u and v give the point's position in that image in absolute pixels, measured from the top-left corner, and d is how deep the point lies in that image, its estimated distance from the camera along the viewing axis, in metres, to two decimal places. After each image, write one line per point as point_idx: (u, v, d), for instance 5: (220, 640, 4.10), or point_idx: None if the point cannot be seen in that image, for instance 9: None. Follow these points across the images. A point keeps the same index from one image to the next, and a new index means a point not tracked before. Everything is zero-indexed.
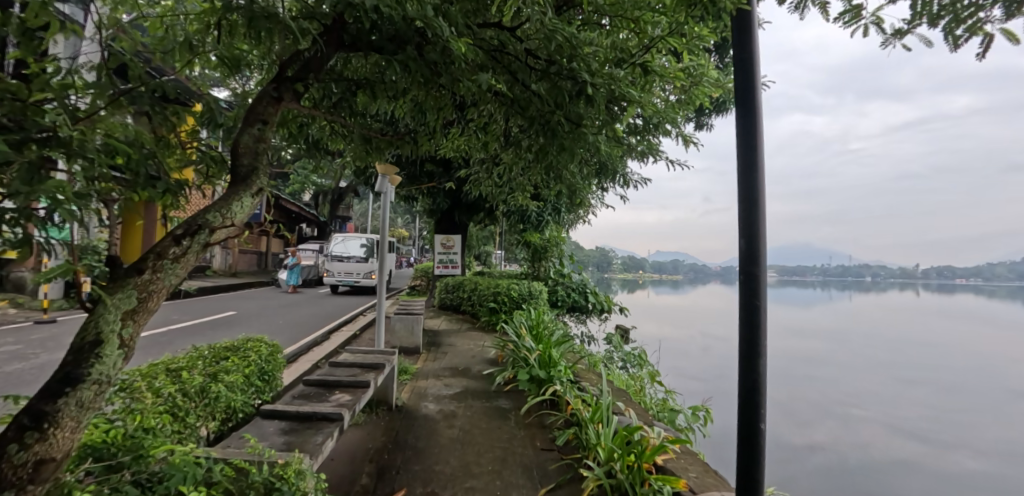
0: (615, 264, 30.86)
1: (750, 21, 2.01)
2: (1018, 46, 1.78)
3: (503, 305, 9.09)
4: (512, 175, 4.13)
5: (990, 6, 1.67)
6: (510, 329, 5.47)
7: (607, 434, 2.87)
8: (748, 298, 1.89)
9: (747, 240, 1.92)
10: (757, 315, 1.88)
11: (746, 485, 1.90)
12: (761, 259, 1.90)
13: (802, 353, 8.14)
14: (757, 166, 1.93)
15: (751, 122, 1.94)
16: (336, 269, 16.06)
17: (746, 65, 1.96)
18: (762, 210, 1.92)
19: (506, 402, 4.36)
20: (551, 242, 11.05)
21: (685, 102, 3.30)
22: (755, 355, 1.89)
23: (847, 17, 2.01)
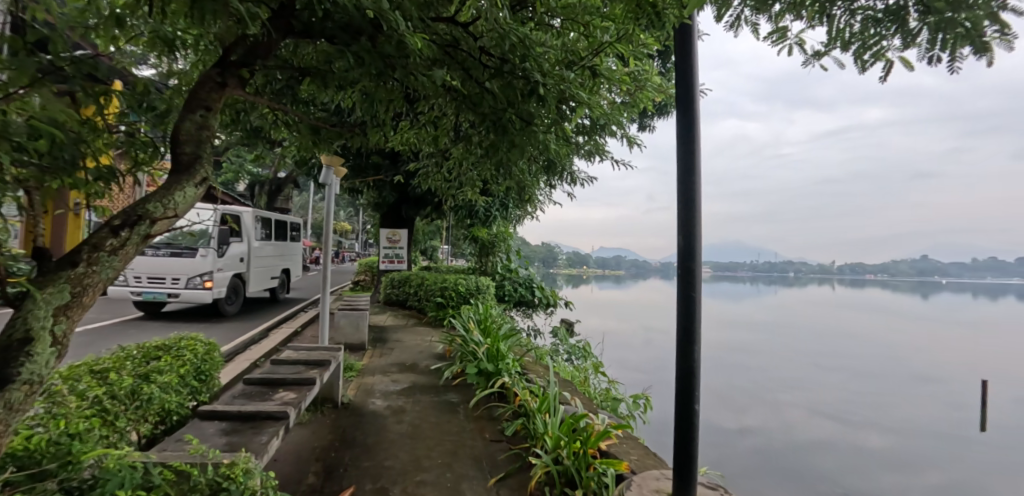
0: (561, 260, 31.55)
1: (691, 32, 2.12)
2: (913, 72, 1.95)
3: (450, 301, 9.00)
4: (462, 170, 4.15)
5: (891, 35, 1.80)
6: (458, 324, 5.47)
7: (554, 423, 2.95)
8: (686, 292, 2.03)
9: (685, 237, 2.06)
10: (694, 307, 2.02)
11: (682, 469, 2.04)
12: (698, 255, 2.04)
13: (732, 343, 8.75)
14: (696, 170, 2.06)
15: (691, 125, 2.07)
16: (134, 268, 8.51)
17: (686, 72, 2.09)
18: (699, 209, 2.06)
19: (455, 396, 4.38)
20: (499, 237, 11.09)
21: (629, 104, 3.44)
22: (692, 344, 2.02)
23: (774, 36, 2.16)
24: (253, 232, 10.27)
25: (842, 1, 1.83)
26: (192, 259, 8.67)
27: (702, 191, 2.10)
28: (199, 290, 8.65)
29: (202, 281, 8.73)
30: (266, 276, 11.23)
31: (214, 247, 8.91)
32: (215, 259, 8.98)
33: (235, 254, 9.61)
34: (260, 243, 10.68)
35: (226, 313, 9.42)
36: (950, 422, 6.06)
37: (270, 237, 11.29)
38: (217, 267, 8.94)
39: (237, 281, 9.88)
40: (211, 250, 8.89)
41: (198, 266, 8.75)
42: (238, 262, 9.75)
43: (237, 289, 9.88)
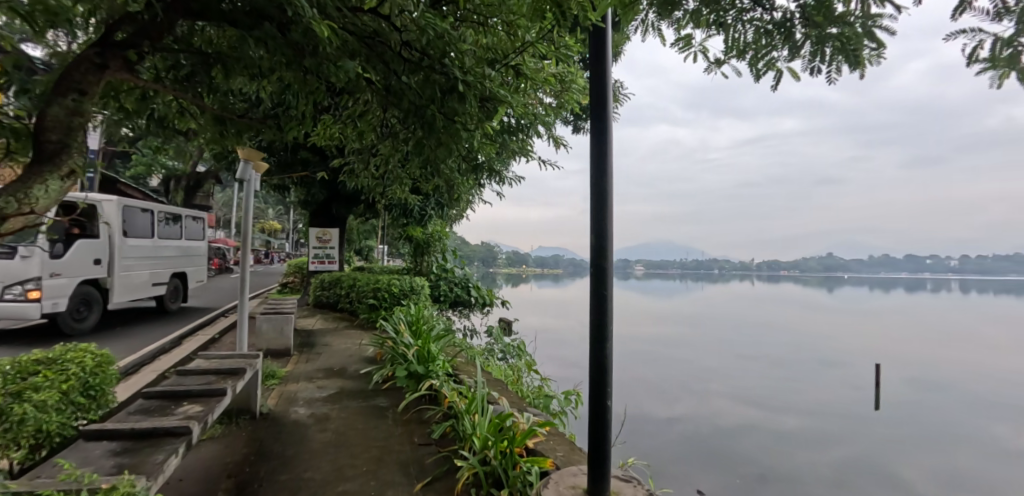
0: (500, 259, 31.68)
1: (605, 39, 2.10)
2: (798, 83, 2.15)
3: (383, 302, 8.74)
4: (390, 167, 4.03)
5: (780, 47, 1.97)
6: (388, 326, 5.31)
7: (482, 424, 2.92)
8: (597, 290, 2.06)
9: (598, 236, 2.10)
10: (606, 304, 2.06)
11: (595, 466, 2.08)
12: (609, 253, 2.08)
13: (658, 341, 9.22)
14: (608, 172, 2.11)
15: (604, 128, 2.10)
16: None
17: (599, 76, 2.10)
18: (612, 208, 2.11)
19: (384, 401, 4.24)
20: (434, 237, 10.89)
21: (558, 106, 3.48)
22: (604, 340, 2.07)
23: (680, 44, 2.29)
24: (118, 229, 8.41)
25: (735, 12, 1.92)
26: (10, 263, 6.86)
27: (615, 192, 2.14)
28: (18, 302, 6.82)
29: (24, 291, 6.91)
30: (145, 282, 9.37)
31: (42, 246, 7.08)
32: (46, 261, 7.15)
33: (86, 255, 7.77)
34: (132, 242, 8.82)
35: (71, 329, 7.59)
36: None
37: (150, 235, 9.41)
38: (47, 273, 7.10)
39: (93, 289, 8.05)
40: (39, 250, 7.07)
41: (19, 272, 6.91)
42: (92, 265, 7.93)
43: (92, 300, 8.02)
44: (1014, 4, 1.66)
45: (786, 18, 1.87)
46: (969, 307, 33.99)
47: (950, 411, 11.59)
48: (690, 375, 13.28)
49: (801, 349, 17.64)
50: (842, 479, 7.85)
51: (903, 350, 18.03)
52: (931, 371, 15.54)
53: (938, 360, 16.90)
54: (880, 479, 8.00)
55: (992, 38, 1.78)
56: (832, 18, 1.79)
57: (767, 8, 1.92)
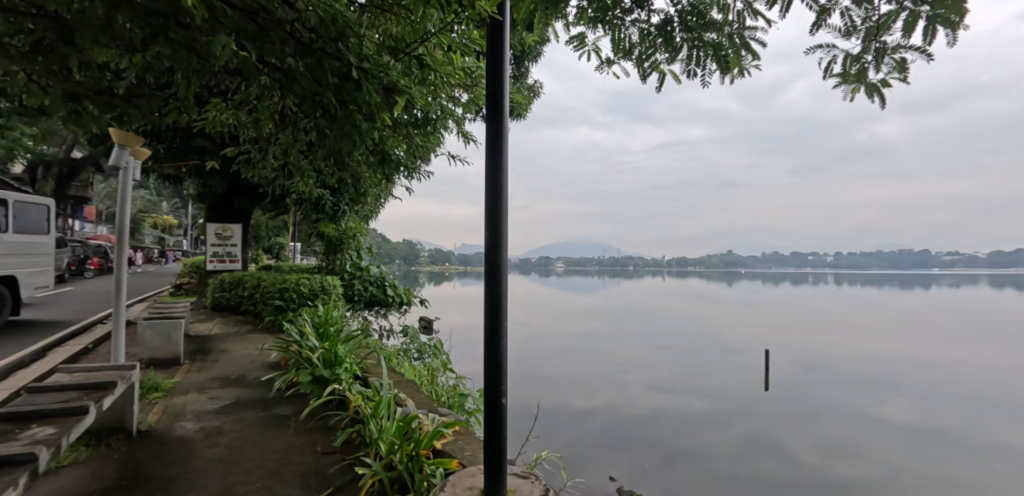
0: (422, 257, 31.13)
1: (502, 32, 2.04)
2: (679, 84, 2.33)
3: (290, 303, 8.20)
4: (292, 158, 3.80)
5: (660, 51, 2.16)
6: (292, 328, 4.98)
7: (387, 427, 2.81)
8: (492, 286, 2.03)
9: (491, 232, 2.05)
10: (500, 301, 2.04)
11: (492, 464, 2.06)
12: (503, 249, 2.04)
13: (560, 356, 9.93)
14: (503, 167, 2.05)
15: (499, 124, 2.03)
16: None
17: (495, 69, 2.04)
18: (507, 204, 2.06)
19: (286, 409, 3.97)
20: (348, 234, 10.39)
21: (468, 101, 3.45)
22: (497, 336, 2.04)
23: (574, 41, 2.44)
24: None
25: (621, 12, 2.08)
26: None
27: (511, 186, 2.10)
28: None
29: None
30: None
31: None
32: None
33: None
34: None
35: None
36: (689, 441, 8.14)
37: None
38: None
39: None
40: None
41: None
42: None
43: None
44: (859, 23, 1.89)
45: (665, 21, 2.07)
46: (840, 297, 38.73)
47: (825, 390, 13.10)
48: (605, 368, 13.87)
49: (704, 339, 19.08)
50: (735, 454, 8.59)
51: (788, 337, 20.12)
52: (811, 354, 17.47)
53: (816, 345, 19.04)
54: (770, 452, 8.83)
55: (842, 54, 1.99)
56: (704, 24, 2.00)
57: (648, 11, 2.10)
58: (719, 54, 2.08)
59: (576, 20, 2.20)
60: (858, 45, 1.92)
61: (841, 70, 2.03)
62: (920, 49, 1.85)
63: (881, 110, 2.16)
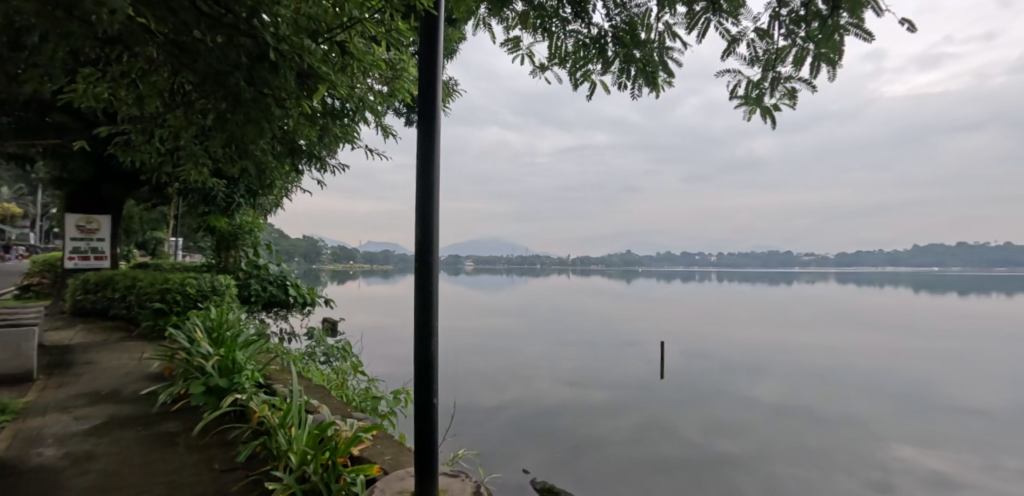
0: (326, 254, 29.52)
1: (436, 25, 1.98)
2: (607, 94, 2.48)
3: (174, 305, 7.37)
4: (183, 143, 3.44)
5: (594, 61, 2.31)
6: (179, 334, 4.48)
7: (298, 437, 2.64)
8: (423, 285, 1.96)
9: (423, 230, 1.96)
10: (431, 300, 1.96)
11: (423, 466, 2.01)
12: (434, 247, 1.97)
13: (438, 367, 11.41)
14: (435, 164, 1.96)
15: (431, 123, 1.96)
16: None
17: (429, 62, 1.96)
18: (438, 201, 1.98)
19: (175, 425, 3.57)
20: (243, 229, 9.55)
21: (388, 94, 3.37)
22: (429, 338, 1.96)
23: (509, 45, 2.50)
24: None
25: (560, 21, 2.21)
26: None
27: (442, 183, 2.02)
28: None
29: None
30: None
31: None
32: None
33: None
34: None
35: None
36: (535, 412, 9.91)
37: None
38: None
39: None
40: None
41: None
42: None
43: None
44: (762, 54, 2.15)
45: (600, 35, 2.22)
46: (722, 292, 43.05)
47: (710, 376, 14.50)
48: (515, 364, 14.15)
49: (607, 333, 20.19)
50: (635, 438, 9.23)
51: (679, 329, 21.96)
52: (698, 343, 19.23)
53: (703, 335, 21.00)
54: (666, 435, 9.60)
55: (746, 80, 2.24)
56: (634, 41, 2.16)
57: (586, 24, 2.22)
58: (644, 70, 2.26)
59: (516, 23, 2.27)
60: (760, 73, 2.18)
61: (745, 94, 2.28)
62: (808, 82, 2.13)
63: (772, 130, 2.47)
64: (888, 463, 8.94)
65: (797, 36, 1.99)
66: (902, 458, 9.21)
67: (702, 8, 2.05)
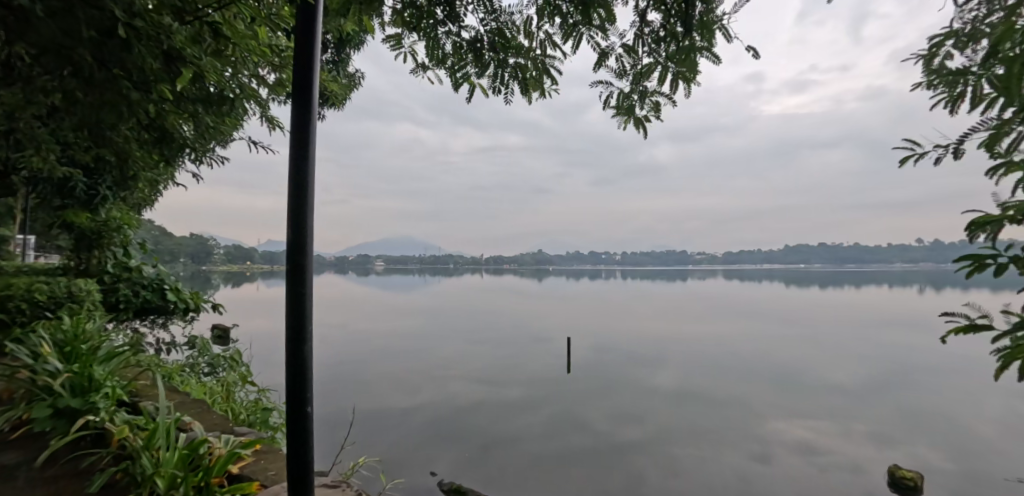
0: (218, 254, 26.95)
1: (313, 17, 1.89)
2: (487, 97, 2.53)
3: (18, 316, 6.26)
4: (17, 125, 2.95)
5: (472, 65, 2.34)
6: (18, 348, 3.80)
7: (166, 459, 2.34)
8: (295, 290, 1.83)
9: (295, 229, 1.84)
10: (304, 306, 1.84)
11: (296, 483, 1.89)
12: (307, 249, 1.85)
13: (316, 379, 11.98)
14: (309, 161, 1.85)
15: (305, 117, 1.84)
16: None
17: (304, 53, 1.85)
18: (311, 200, 1.87)
19: (12, 457, 3.03)
20: (110, 226, 8.26)
21: (278, 84, 3.16)
22: (301, 346, 1.86)
23: (390, 42, 2.45)
24: None
25: (437, 23, 2.18)
26: None
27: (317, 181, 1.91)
28: None
29: None
30: None
31: None
32: None
33: None
34: None
35: None
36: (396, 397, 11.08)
37: None
38: None
39: None
40: None
41: None
42: None
43: None
44: (628, 69, 2.32)
45: (475, 39, 2.22)
46: (625, 289, 45.74)
47: (615, 367, 15.33)
48: (426, 367, 13.93)
49: (517, 331, 20.57)
50: (547, 432, 9.49)
51: (586, 325, 22.97)
52: (603, 337, 20.26)
53: (607, 329, 22.15)
54: (576, 426, 9.99)
55: (616, 90, 2.41)
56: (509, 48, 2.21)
57: (459, 26, 2.21)
58: (523, 77, 2.34)
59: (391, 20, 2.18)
60: (628, 85, 2.33)
61: (616, 104, 2.45)
62: (668, 96, 2.37)
63: (644, 138, 2.69)
64: (765, 436, 10.03)
65: (659, 54, 2.18)
66: (778, 430, 10.40)
67: (575, 21, 2.14)
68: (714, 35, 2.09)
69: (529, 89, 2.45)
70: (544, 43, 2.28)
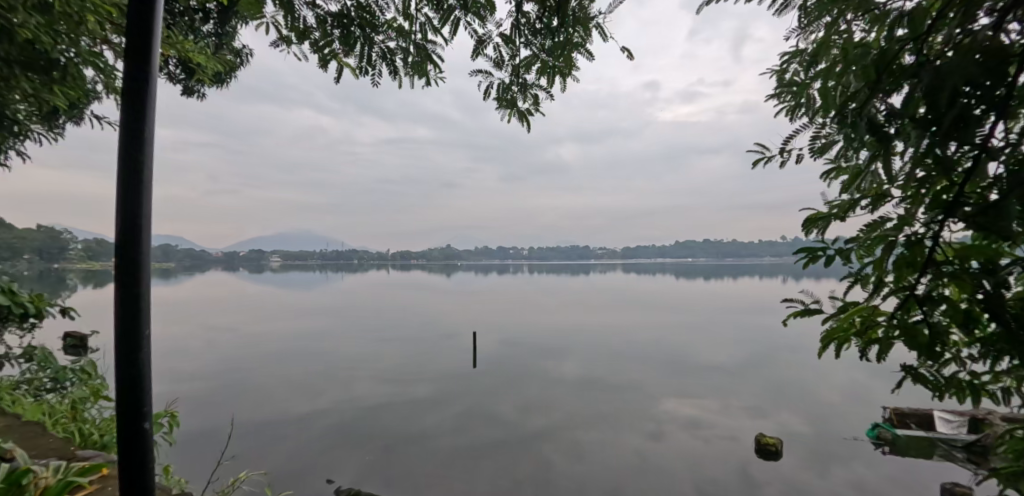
0: (75, 251, 23.44)
1: None
2: (357, 81, 2.35)
3: None
4: None
5: (337, 42, 2.16)
6: None
7: None
8: (122, 299, 1.16)
9: (123, 200, 1.16)
10: (137, 323, 1.18)
11: None
12: (146, 227, 1.19)
13: (193, 391, 10.92)
14: (150, 91, 1.20)
15: (145, 25, 1.20)
16: None
17: None
18: (151, 153, 1.20)
19: None
20: None
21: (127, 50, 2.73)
22: (137, 383, 1.20)
23: (248, 10, 2.16)
24: None
25: None
26: None
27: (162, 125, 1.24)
28: None
29: None
30: None
31: None
32: None
33: None
34: None
35: None
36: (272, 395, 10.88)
37: None
38: None
39: None
40: None
41: None
42: None
43: None
44: (505, 59, 2.32)
45: (342, 11, 2.06)
46: (531, 283, 46.99)
47: (521, 359, 15.70)
48: (327, 369, 13.23)
49: (425, 327, 20.27)
50: (455, 427, 9.45)
51: (494, 319, 23.28)
52: (510, 330, 20.65)
53: (515, 322, 22.63)
54: (483, 419, 10.05)
55: (496, 82, 2.40)
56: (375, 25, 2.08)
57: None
58: (396, 60, 2.22)
59: None
60: (508, 76, 2.34)
61: (497, 95, 2.45)
62: (545, 89, 2.43)
63: (527, 131, 2.72)
64: (657, 415, 10.85)
65: (535, 47, 2.22)
66: (668, 409, 11.30)
67: (451, 4, 2.04)
68: (589, 33, 2.18)
69: (404, 72, 2.33)
70: (424, 27, 2.17)
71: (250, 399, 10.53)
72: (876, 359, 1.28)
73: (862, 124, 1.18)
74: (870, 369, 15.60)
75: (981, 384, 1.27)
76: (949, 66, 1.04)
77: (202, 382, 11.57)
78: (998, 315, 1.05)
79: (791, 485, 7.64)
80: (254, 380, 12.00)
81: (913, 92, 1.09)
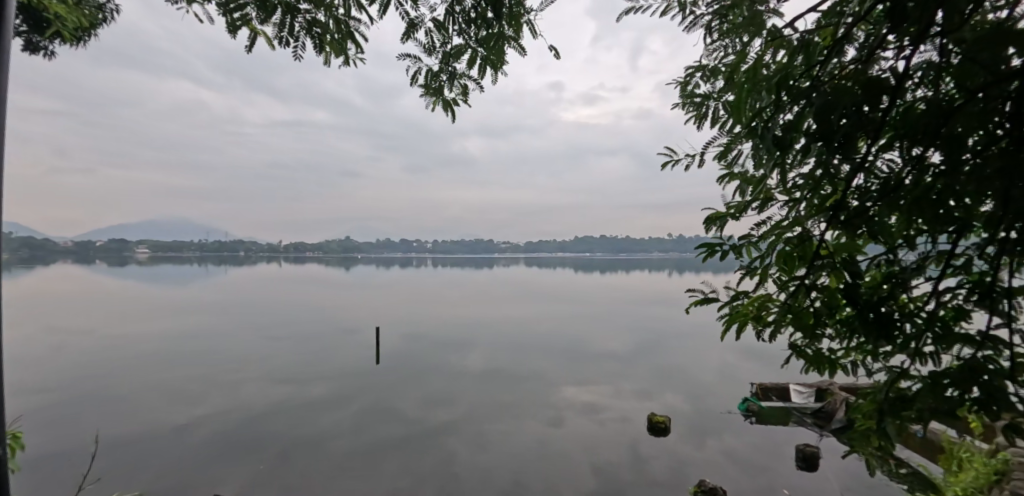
0: None
1: None
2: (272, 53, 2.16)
3: None
4: None
5: (251, 7, 1.96)
6: None
7: None
8: None
9: None
10: None
11: None
12: None
13: (37, 406, 9.35)
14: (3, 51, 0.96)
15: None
16: None
17: None
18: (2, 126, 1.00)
19: None
20: None
21: None
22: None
23: None
24: None
25: None
26: None
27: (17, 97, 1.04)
28: None
29: None
30: None
31: None
32: None
33: None
34: None
35: None
36: (141, 405, 9.69)
37: None
38: None
39: None
40: None
41: None
42: None
43: None
44: (435, 45, 2.28)
45: None
46: (436, 277, 46.55)
47: (426, 353, 15.57)
48: (211, 372, 12.05)
49: (326, 323, 19.26)
50: (357, 427, 9.11)
51: (398, 313, 22.77)
52: (415, 324, 20.34)
53: (420, 317, 22.34)
54: (387, 416, 9.80)
55: (425, 69, 2.35)
56: None
57: None
58: (320, 34, 2.08)
59: None
60: (438, 62, 2.29)
61: (425, 82, 2.40)
62: (474, 81, 2.42)
63: (453, 122, 2.70)
64: (559, 402, 11.36)
65: (468, 36, 2.20)
66: (568, 396, 11.88)
67: None
68: (522, 29, 2.20)
69: (327, 49, 2.19)
70: (349, 3, 2.06)
71: (112, 412, 9.26)
72: (766, 340, 1.44)
73: (761, 134, 1.31)
74: (742, 351, 17.64)
75: (838, 361, 1.49)
76: (833, 89, 1.18)
77: (50, 395, 9.96)
78: (856, 302, 1.23)
79: (675, 457, 8.43)
80: (118, 389, 10.58)
81: (805, 109, 1.23)
